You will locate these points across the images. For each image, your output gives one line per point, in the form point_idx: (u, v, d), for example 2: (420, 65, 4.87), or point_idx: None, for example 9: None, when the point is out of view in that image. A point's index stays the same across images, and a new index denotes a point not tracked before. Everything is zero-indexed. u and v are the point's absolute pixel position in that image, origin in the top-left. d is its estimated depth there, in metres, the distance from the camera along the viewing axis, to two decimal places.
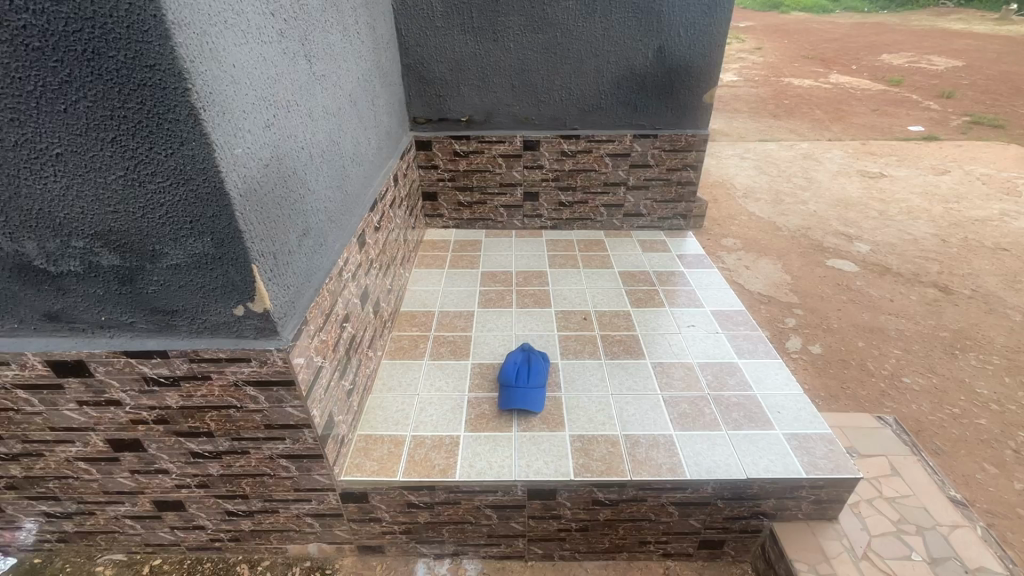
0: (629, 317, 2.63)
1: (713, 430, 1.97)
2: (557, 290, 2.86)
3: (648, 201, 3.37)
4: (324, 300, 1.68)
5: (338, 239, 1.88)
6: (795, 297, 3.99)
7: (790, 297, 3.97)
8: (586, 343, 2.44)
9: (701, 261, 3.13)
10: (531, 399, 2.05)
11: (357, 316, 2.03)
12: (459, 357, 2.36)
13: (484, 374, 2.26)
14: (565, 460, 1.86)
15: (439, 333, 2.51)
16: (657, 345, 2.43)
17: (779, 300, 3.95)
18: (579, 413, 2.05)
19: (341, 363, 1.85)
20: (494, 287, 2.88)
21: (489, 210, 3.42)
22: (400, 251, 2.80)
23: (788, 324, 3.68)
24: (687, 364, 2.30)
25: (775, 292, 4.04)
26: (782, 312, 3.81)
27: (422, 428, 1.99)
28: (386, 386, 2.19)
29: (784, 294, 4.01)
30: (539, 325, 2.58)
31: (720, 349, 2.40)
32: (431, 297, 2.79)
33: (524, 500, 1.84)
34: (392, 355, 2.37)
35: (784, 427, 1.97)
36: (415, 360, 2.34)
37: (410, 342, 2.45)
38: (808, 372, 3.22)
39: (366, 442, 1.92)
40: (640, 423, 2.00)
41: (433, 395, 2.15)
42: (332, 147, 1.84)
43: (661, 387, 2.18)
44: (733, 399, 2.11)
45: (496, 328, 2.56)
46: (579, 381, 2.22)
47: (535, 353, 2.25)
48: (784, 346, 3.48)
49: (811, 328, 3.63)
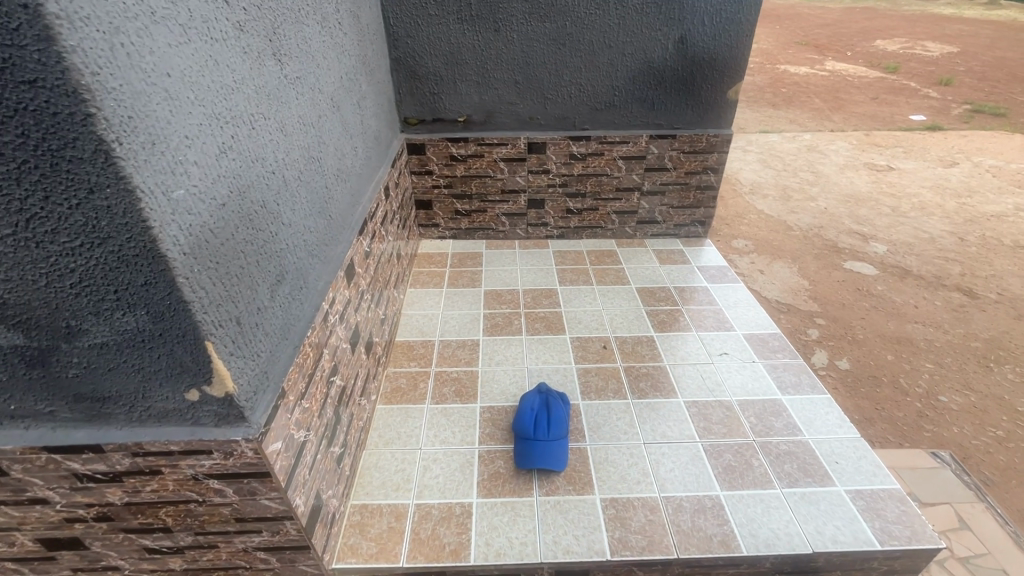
0: (653, 345, 2.34)
1: (765, 489, 1.70)
2: (569, 313, 2.56)
3: (664, 208, 3.09)
4: (306, 358, 1.37)
5: (321, 277, 1.56)
6: (816, 305, 3.74)
7: (810, 305, 3.73)
8: (609, 379, 2.15)
9: (725, 275, 2.86)
10: (553, 457, 1.75)
11: (347, 363, 1.72)
12: (464, 399, 2.06)
13: (495, 422, 1.95)
14: (599, 533, 1.57)
15: (441, 369, 2.21)
16: (689, 379, 2.15)
17: (799, 309, 3.69)
18: (609, 471, 1.76)
19: (330, 426, 1.55)
20: (499, 310, 2.57)
21: (490, 218, 3.11)
22: (394, 271, 2.47)
23: (812, 335, 3.44)
24: (725, 403, 2.03)
25: (794, 299, 3.79)
26: (804, 322, 3.55)
27: (427, 494, 1.69)
28: (382, 440, 1.88)
29: (804, 301, 3.76)
30: (553, 357, 2.28)
31: (760, 383, 2.12)
32: (429, 324, 2.48)
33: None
34: (387, 399, 2.06)
35: (845, 482, 1.71)
36: (414, 404, 2.04)
37: (408, 382, 2.14)
38: (839, 392, 2.97)
39: (362, 516, 1.62)
40: (681, 482, 1.72)
41: (437, 450, 1.84)
42: (311, 166, 1.51)
43: (700, 433, 1.90)
44: (783, 446, 1.85)
45: (505, 361, 2.25)
46: (604, 427, 1.93)
47: (554, 397, 1.95)
48: (809, 361, 3.23)
49: (836, 342, 3.38)
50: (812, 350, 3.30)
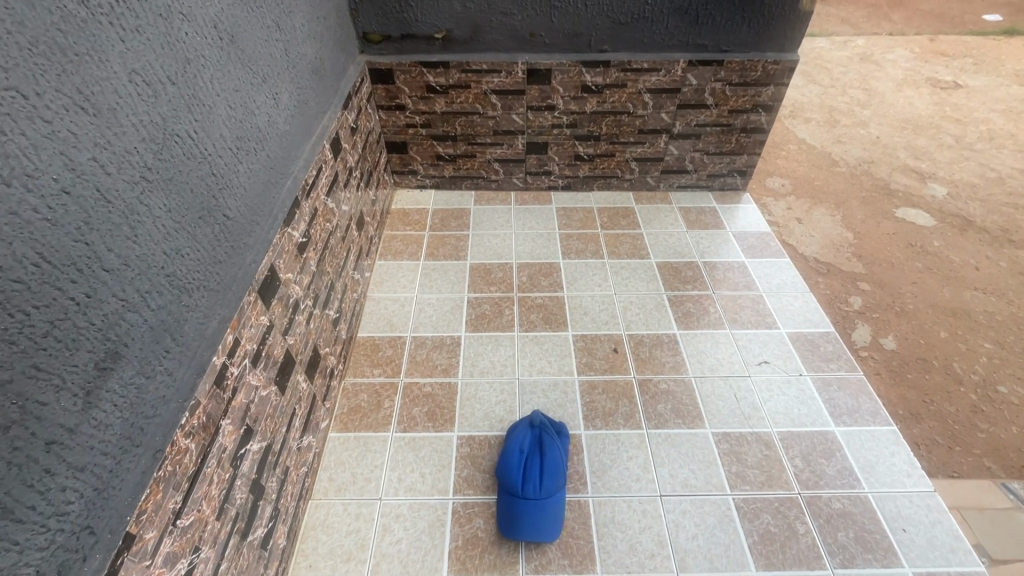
0: (675, 348, 1.88)
1: (812, 569, 1.34)
2: (573, 299, 2.07)
3: (697, 155, 2.47)
4: (181, 456, 0.94)
5: (214, 314, 1.07)
6: (860, 264, 3.22)
7: (854, 266, 3.20)
8: (619, 399, 1.72)
9: (767, 246, 2.32)
10: (544, 524, 1.38)
11: (272, 413, 1.29)
12: (438, 426, 1.65)
13: (475, 462, 1.56)
14: None
15: (411, 381, 1.78)
16: (718, 401, 1.71)
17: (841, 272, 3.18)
18: (615, 539, 1.40)
19: (247, 511, 1.16)
20: (487, 294, 2.09)
21: (479, 165, 2.51)
22: (353, 248, 1.96)
23: (854, 304, 2.96)
24: (764, 439, 1.61)
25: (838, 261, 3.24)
26: (845, 287, 3.05)
27: (385, 570, 1.34)
28: (333, 485, 1.51)
29: (846, 260, 3.23)
30: (550, 365, 1.83)
31: (807, 408, 1.69)
32: (400, 314, 2.01)
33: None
34: (342, 424, 1.66)
35: (915, 562, 1.35)
36: (375, 432, 1.64)
37: (370, 400, 1.73)
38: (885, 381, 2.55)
39: None
40: (705, 558, 1.36)
41: (401, 503, 1.47)
42: (173, 152, 0.96)
43: (731, 483, 1.51)
44: (836, 505, 1.46)
45: (490, 370, 1.81)
46: (611, 471, 1.54)
47: (550, 434, 1.53)
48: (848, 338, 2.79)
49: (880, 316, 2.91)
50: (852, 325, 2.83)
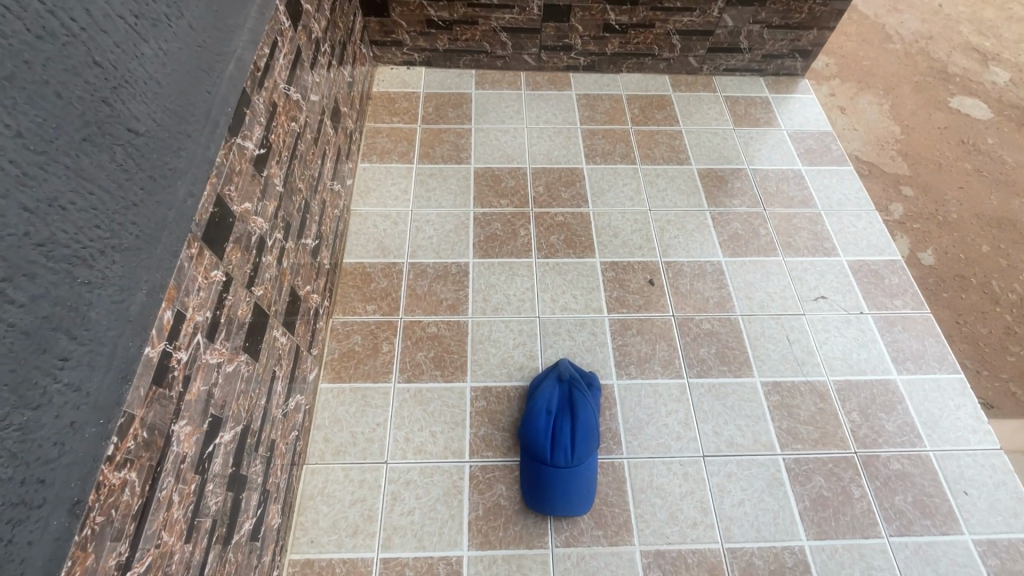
0: (720, 280, 1.61)
1: (867, 538, 1.23)
2: (600, 217, 1.73)
3: (755, 28, 1.98)
4: (117, 496, 0.67)
5: (140, 283, 0.72)
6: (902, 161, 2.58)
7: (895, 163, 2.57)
8: (655, 342, 1.49)
9: (829, 150, 1.94)
10: (575, 495, 1.21)
11: (245, 388, 1.02)
12: (447, 375, 1.42)
13: (492, 418, 1.36)
14: None
15: (411, 320, 1.51)
16: (769, 345, 1.49)
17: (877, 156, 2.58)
18: (653, 506, 1.25)
19: (227, 512, 0.94)
20: (498, 209, 1.73)
21: (483, 35, 1.98)
22: (329, 152, 1.54)
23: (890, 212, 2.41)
24: (818, 390, 1.42)
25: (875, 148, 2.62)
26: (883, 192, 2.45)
27: (398, 544, 1.20)
28: (330, 447, 1.31)
29: (886, 156, 2.58)
30: (575, 300, 1.56)
31: (868, 353, 1.49)
32: (393, 234, 1.67)
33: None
34: (335, 373, 1.42)
35: (975, 528, 1.24)
36: (373, 383, 1.40)
37: (365, 343, 1.47)
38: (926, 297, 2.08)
39: None
40: (752, 527, 1.23)
41: (411, 467, 1.29)
42: (3, 28, 0.55)
43: (781, 441, 1.35)
44: (894, 466, 1.32)
45: (504, 307, 1.54)
46: (648, 428, 1.35)
47: (582, 391, 1.31)
48: None
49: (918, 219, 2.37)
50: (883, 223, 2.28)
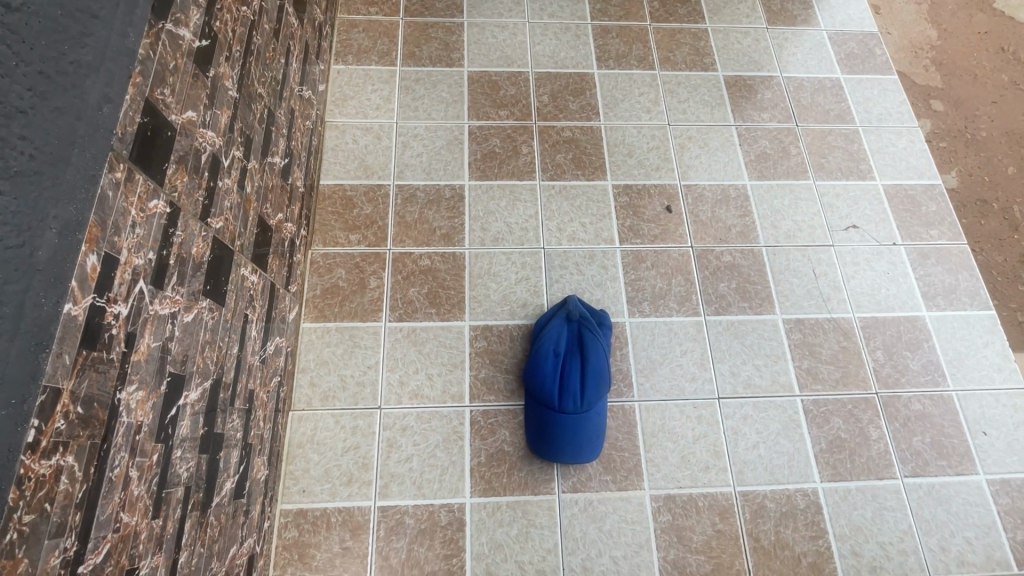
0: (744, 206, 1.45)
1: (881, 479, 1.19)
2: (612, 133, 1.52)
3: None
4: (51, 487, 0.55)
5: (46, 221, 0.54)
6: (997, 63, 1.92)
7: (997, 74, 1.89)
8: (671, 277, 1.35)
9: (872, 55, 1.70)
10: (584, 441, 1.13)
11: (212, 338, 0.87)
12: (443, 313, 1.29)
13: (494, 360, 1.25)
14: (648, 555, 1.11)
15: (401, 252, 1.35)
16: (793, 279, 1.37)
17: (911, 38, 1.95)
18: (664, 450, 1.19)
19: (204, 476, 0.84)
20: (496, 122, 1.51)
21: None
22: (295, 48, 1.28)
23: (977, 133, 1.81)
24: (843, 328, 1.33)
25: (935, 39, 1.96)
26: (971, 115, 1.82)
27: (396, 492, 1.13)
28: (317, 392, 1.20)
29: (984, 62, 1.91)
30: (584, 229, 1.40)
31: (897, 288, 1.37)
32: (376, 152, 1.45)
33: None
34: (318, 312, 1.28)
35: (990, 468, 1.21)
36: (361, 322, 1.27)
37: (350, 278, 1.31)
38: (967, 210, 1.68)
39: (300, 534, 1.09)
40: (765, 470, 1.18)
41: (407, 413, 1.20)
42: None
43: (800, 382, 1.27)
44: (915, 406, 1.26)
45: (504, 237, 1.38)
46: (660, 369, 1.26)
47: (593, 331, 1.19)
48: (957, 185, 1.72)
49: (980, 108, 1.83)
50: (922, 118, 1.81)
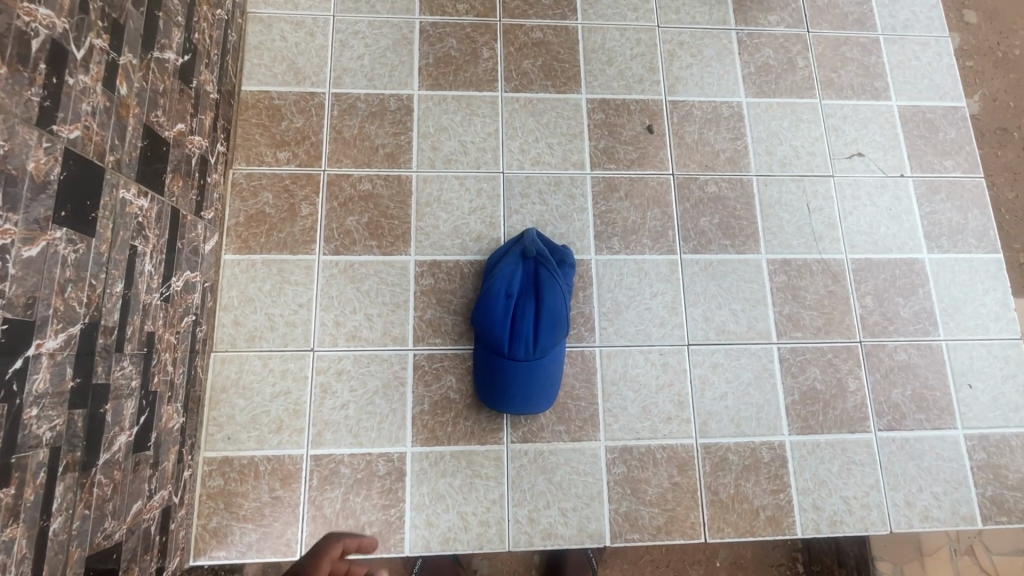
0: (736, 128, 1.26)
1: (853, 433, 1.11)
2: (590, 35, 1.28)
3: None
4: None
5: None
6: None
7: None
8: (646, 209, 1.19)
9: None
10: (535, 390, 1.03)
11: (77, 274, 0.72)
12: (385, 246, 1.14)
13: (441, 300, 1.12)
14: (599, 507, 1.05)
15: (337, 174, 1.17)
16: (783, 214, 1.21)
17: None
18: (624, 400, 1.09)
19: (80, 433, 0.73)
20: (452, 19, 1.26)
21: None
22: None
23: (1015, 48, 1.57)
24: (832, 270, 1.19)
25: None
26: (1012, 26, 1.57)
27: (330, 440, 1.05)
28: (242, 332, 1.08)
29: None
30: (551, 151, 1.21)
31: (898, 227, 1.23)
32: (308, 52, 1.22)
33: (521, 561, 1.13)
34: (241, 242, 1.12)
35: (970, 423, 1.13)
36: (292, 255, 1.12)
37: (278, 204, 1.14)
38: (988, 139, 1.50)
39: (225, 482, 1.01)
40: (730, 421, 1.10)
41: (343, 356, 1.08)
42: None
43: (778, 329, 1.15)
44: (900, 357, 1.16)
45: (458, 159, 1.19)
46: (627, 313, 1.14)
47: (552, 269, 1.05)
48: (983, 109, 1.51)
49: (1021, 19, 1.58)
50: (953, 29, 1.57)
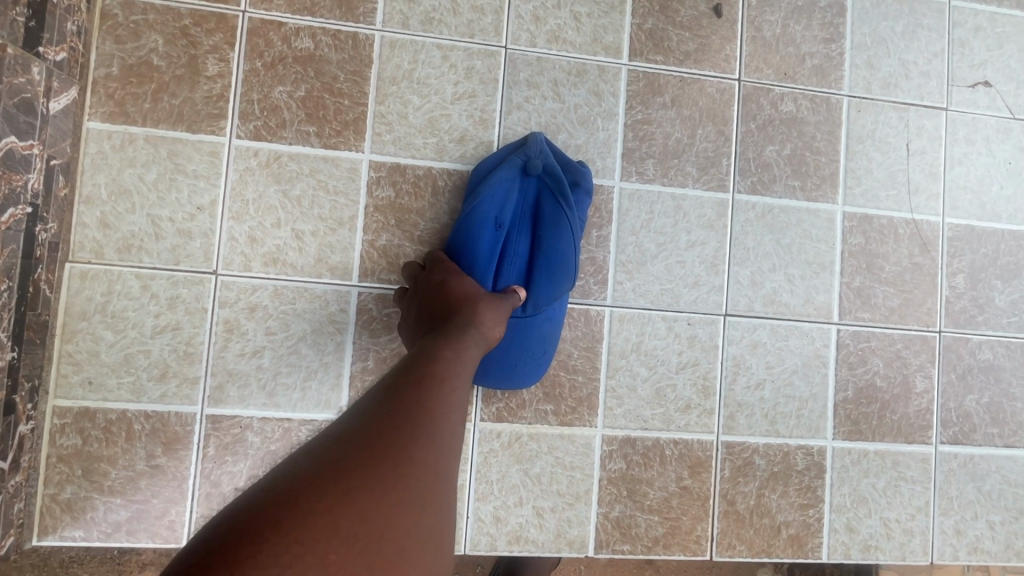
0: (834, 25, 0.91)
1: (910, 444, 0.88)
2: None
3: None
4: None
5: None
6: None
7: None
8: (697, 125, 0.87)
9: None
10: (519, 358, 0.77)
11: None
12: (328, 137, 0.80)
13: (403, 222, 0.81)
14: (584, 509, 0.82)
15: (263, 20, 0.79)
16: (874, 153, 0.90)
17: None
18: (633, 379, 0.83)
19: None
20: None
21: None
22: None
23: None
24: (923, 236, 0.91)
25: None
26: None
27: (235, 397, 0.77)
28: (112, 238, 0.76)
29: None
30: (576, 25, 0.85)
31: (1015, 188, 0.93)
32: None
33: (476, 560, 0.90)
34: (113, 105, 0.76)
35: None
36: (190, 133, 0.78)
37: (172, 54, 0.78)
38: None
39: (84, 442, 0.74)
40: (764, 417, 0.86)
41: (259, 285, 0.78)
42: None
43: (841, 306, 0.88)
44: (983, 356, 0.91)
45: (443, 19, 0.83)
46: (652, 265, 0.85)
47: (561, 195, 0.76)
48: None
49: None
50: None
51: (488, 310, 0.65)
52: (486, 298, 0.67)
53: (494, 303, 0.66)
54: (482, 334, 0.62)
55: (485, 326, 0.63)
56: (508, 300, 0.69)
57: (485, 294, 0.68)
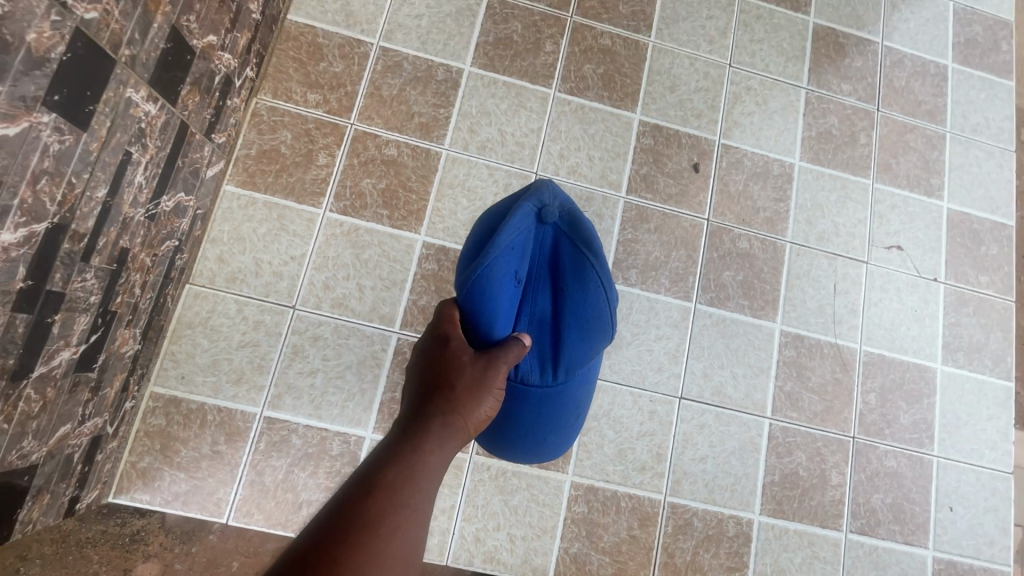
0: (783, 189, 1.20)
1: (823, 527, 1.07)
2: (659, 56, 1.22)
3: None
4: None
5: None
6: None
7: None
8: (673, 248, 1.14)
9: (997, 49, 1.35)
10: (560, 424, 0.90)
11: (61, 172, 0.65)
12: (396, 219, 1.07)
13: (442, 290, 1.06)
14: (549, 542, 0.99)
15: (365, 131, 1.09)
16: (808, 288, 1.16)
17: None
18: (602, 438, 1.04)
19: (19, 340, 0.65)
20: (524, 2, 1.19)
21: None
22: None
23: None
24: (843, 358, 1.14)
25: None
26: None
27: (289, 405, 0.98)
28: (224, 271, 1.01)
29: None
30: (590, 164, 1.15)
31: (919, 330, 1.18)
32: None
33: None
34: (246, 176, 1.05)
35: (941, 546, 1.09)
36: (297, 203, 1.05)
37: (296, 146, 1.07)
38: None
39: (167, 424, 0.94)
40: (704, 486, 1.05)
41: (324, 321, 1.02)
42: None
43: (774, 404, 1.10)
44: (889, 462, 1.11)
45: (493, 148, 1.13)
46: (627, 349, 1.08)
47: (580, 242, 0.81)
48: None
49: None
50: None
51: (469, 395, 0.68)
52: (473, 373, 0.69)
53: (480, 379, 0.69)
54: (457, 422, 0.66)
55: (459, 416, 0.66)
56: (497, 373, 0.71)
57: (475, 367, 0.70)
